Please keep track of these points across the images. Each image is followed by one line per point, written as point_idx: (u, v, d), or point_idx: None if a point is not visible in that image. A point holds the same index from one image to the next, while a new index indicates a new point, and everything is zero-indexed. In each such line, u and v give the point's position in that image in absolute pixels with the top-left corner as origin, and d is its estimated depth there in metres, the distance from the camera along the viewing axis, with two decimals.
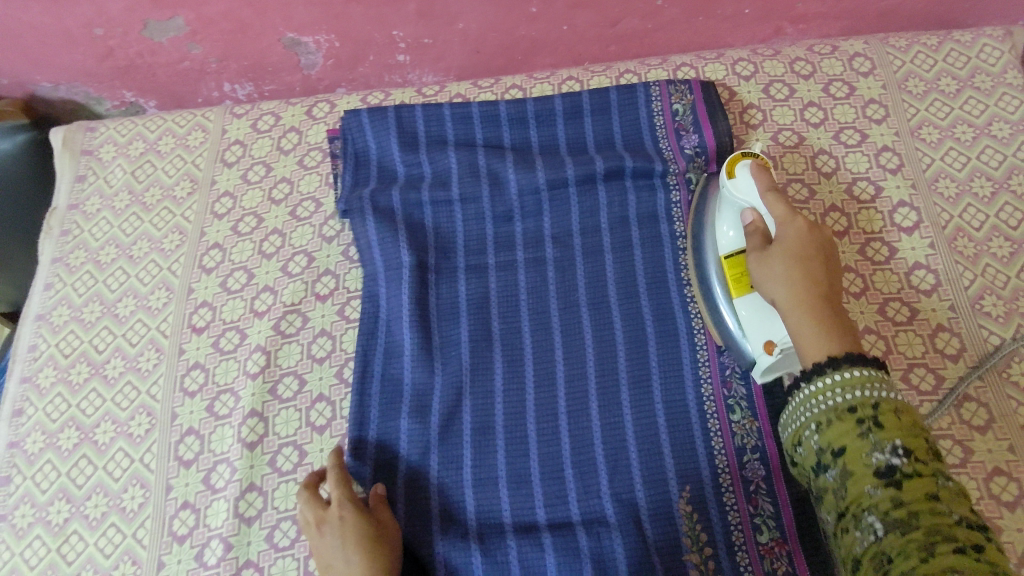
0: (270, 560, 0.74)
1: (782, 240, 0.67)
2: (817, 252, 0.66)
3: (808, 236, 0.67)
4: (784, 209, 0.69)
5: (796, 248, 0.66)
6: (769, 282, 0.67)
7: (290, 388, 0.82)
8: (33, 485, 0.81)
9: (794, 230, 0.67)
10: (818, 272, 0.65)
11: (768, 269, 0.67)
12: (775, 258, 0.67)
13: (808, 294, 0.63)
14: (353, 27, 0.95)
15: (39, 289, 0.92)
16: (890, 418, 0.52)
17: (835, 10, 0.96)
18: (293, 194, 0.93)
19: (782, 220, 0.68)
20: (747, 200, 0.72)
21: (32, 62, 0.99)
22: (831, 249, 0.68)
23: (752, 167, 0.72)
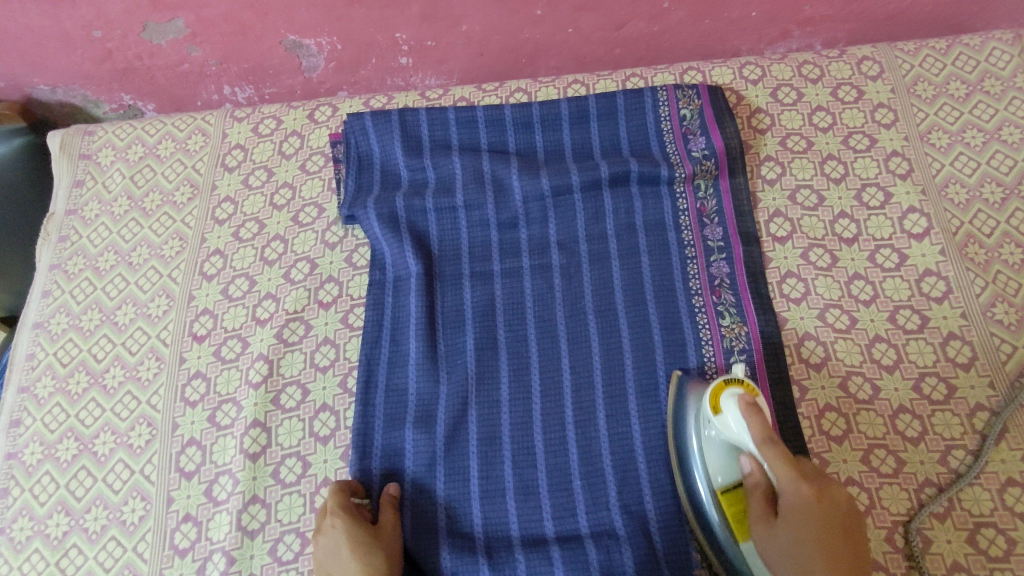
0: (273, 574, 0.72)
1: (787, 523, 0.59)
2: (833, 521, 0.58)
3: (827, 525, 0.57)
4: (785, 466, 0.60)
5: (805, 521, 0.57)
6: (777, 557, 0.59)
7: (293, 398, 0.80)
8: (31, 497, 0.79)
9: (799, 505, 0.58)
10: (842, 554, 0.56)
11: (776, 546, 0.59)
12: (783, 532, 0.59)
13: (828, 562, 0.56)
14: (355, 30, 0.93)
15: (37, 296, 0.91)
16: None
17: (843, 13, 0.95)
18: (295, 200, 0.92)
19: (784, 487, 0.60)
20: (743, 443, 0.64)
21: (28, 65, 0.98)
22: (848, 516, 0.59)
23: (739, 399, 0.64)
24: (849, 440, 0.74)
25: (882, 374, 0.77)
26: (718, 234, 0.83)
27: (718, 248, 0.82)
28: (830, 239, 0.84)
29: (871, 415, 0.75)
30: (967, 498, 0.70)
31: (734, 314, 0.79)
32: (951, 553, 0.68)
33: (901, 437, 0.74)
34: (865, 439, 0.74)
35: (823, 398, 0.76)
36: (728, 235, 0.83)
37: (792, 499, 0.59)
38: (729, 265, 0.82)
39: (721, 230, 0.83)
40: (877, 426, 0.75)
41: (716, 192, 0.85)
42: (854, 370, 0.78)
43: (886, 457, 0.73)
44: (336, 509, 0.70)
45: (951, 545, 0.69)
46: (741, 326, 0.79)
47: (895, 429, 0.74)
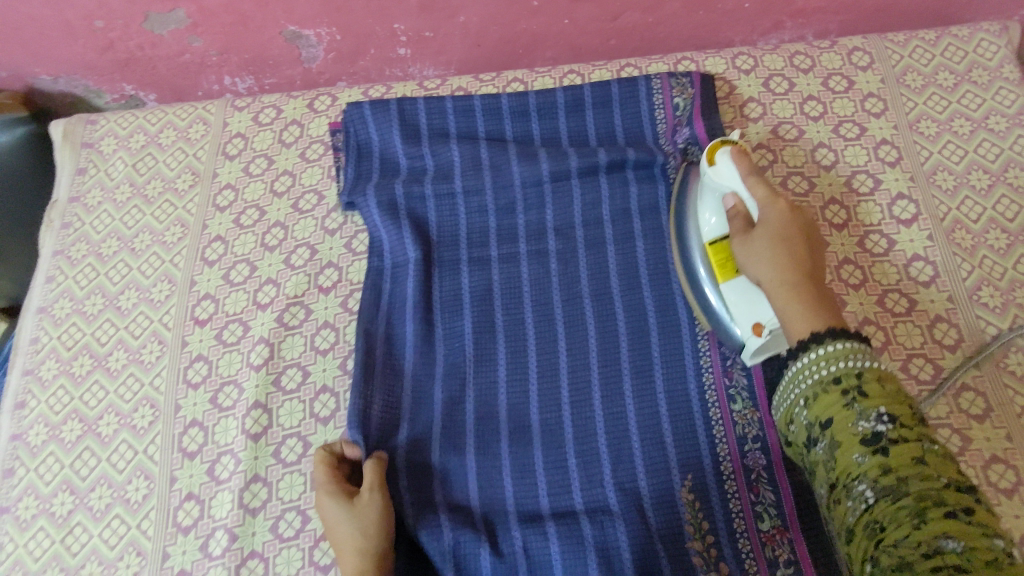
0: (275, 551, 0.74)
1: (762, 227, 0.67)
2: (800, 235, 0.67)
3: (795, 236, 0.66)
4: (766, 192, 0.69)
5: (781, 229, 0.67)
6: (754, 261, 0.67)
7: (293, 379, 0.82)
8: (36, 477, 0.81)
9: (776, 213, 0.68)
10: (803, 249, 0.66)
11: (752, 251, 0.67)
12: (760, 239, 0.67)
13: (794, 263, 0.65)
14: (354, 21, 0.95)
15: (41, 282, 0.92)
16: (874, 386, 0.53)
17: (834, 5, 0.96)
18: (295, 187, 0.93)
19: (764, 202, 0.69)
20: (730, 187, 0.72)
21: (31, 55, 0.99)
22: (815, 241, 0.69)
23: (730, 149, 0.73)
24: None
25: (871, 355, 0.79)
26: None
27: None
28: (821, 225, 0.86)
29: None
30: None
31: None
32: None
33: None
34: None
35: None
36: None
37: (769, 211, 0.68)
38: None
39: None
40: None
41: None
42: None
43: None
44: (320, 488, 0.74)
45: None
46: None
47: None
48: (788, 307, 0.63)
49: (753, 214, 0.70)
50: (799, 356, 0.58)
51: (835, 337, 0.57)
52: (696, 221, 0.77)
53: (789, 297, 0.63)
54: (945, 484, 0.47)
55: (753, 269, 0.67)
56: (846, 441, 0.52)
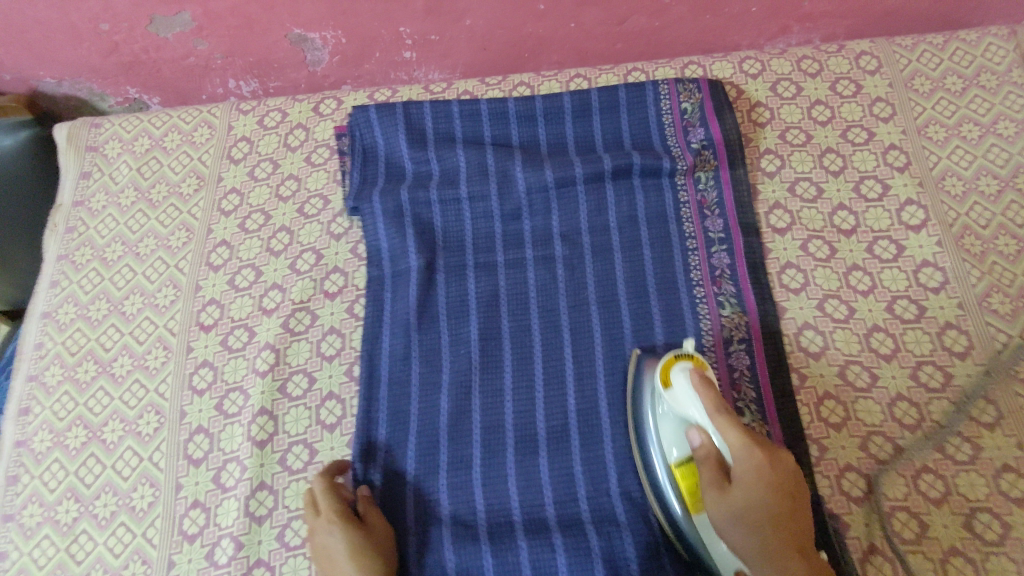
0: (281, 559, 0.74)
1: (742, 494, 0.62)
2: (780, 510, 0.61)
3: (780, 500, 0.61)
4: (740, 436, 0.63)
5: (756, 490, 0.61)
6: (732, 536, 0.62)
7: (299, 386, 0.81)
8: (41, 484, 0.80)
9: (751, 470, 0.62)
10: (789, 515, 0.62)
11: (729, 516, 0.62)
12: (739, 509, 0.61)
13: (780, 548, 0.60)
14: (360, 24, 0.94)
15: (45, 287, 0.92)
16: None
17: (841, 9, 0.96)
18: (300, 192, 0.93)
19: (740, 460, 0.62)
20: (698, 418, 0.66)
21: (35, 58, 0.98)
22: (792, 473, 0.64)
23: (690, 375, 0.67)
24: (847, 427, 0.76)
25: (880, 363, 0.78)
26: (719, 226, 0.85)
27: (719, 239, 0.84)
28: (829, 231, 0.86)
29: (868, 403, 0.77)
30: (963, 483, 0.72)
31: (734, 304, 0.81)
32: (947, 538, 0.70)
33: (898, 424, 0.75)
34: (863, 426, 0.76)
35: (822, 385, 0.78)
36: (728, 226, 0.85)
37: (747, 475, 0.62)
38: (729, 256, 0.83)
39: (722, 222, 0.85)
40: (875, 414, 0.76)
41: (717, 183, 0.87)
42: (852, 359, 0.79)
43: (883, 444, 0.75)
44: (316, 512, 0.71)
45: (947, 529, 0.70)
46: (741, 316, 0.80)
47: (892, 416, 0.76)
48: None
49: (726, 463, 0.64)
50: None
51: None
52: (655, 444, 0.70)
53: None
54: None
55: (732, 548, 0.63)
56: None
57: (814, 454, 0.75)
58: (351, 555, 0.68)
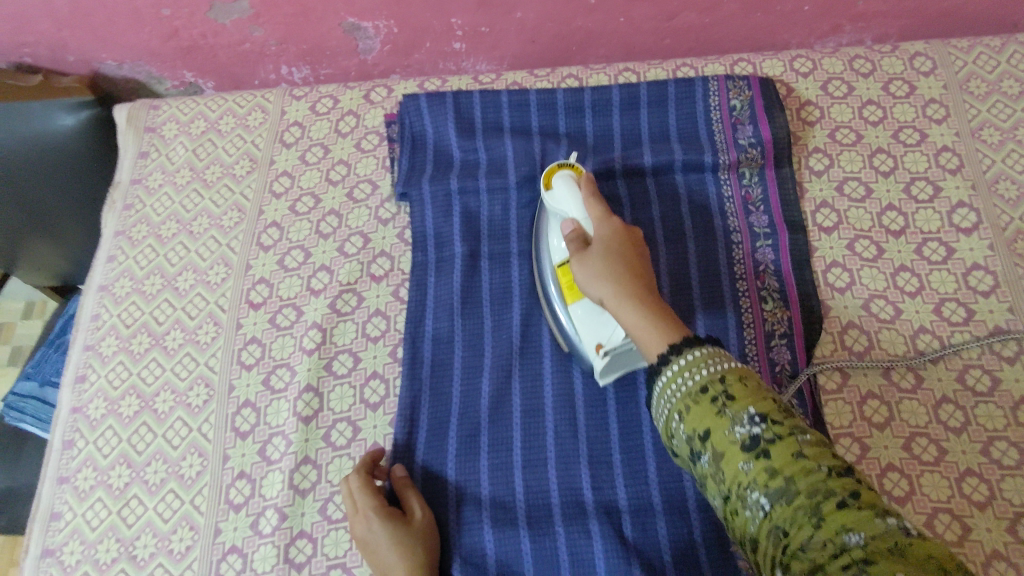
0: (323, 532, 0.75)
1: (599, 247, 0.68)
2: (633, 252, 0.69)
3: (628, 252, 0.68)
4: (600, 211, 0.71)
5: (612, 243, 0.69)
6: (590, 280, 0.68)
7: (344, 365, 0.83)
8: (95, 449, 0.83)
9: (608, 233, 0.70)
10: (637, 262, 0.68)
11: (595, 260, 0.68)
12: (595, 258, 0.68)
13: (630, 279, 0.66)
14: (413, 14, 0.96)
15: (102, 261, 0.95)
16: (735, 383, 0.54)
17: (895, 9, 0.95)
18: (350, 176, 0.95)
19: (598, 223, 0.71)
20: (573, 214, 0.73)
21: (99, 41, 1.01)
22: (642, 248, 0.71)
23: (566, 176, 0.75)
24: (891, 427, 0.75)
25: (926, 364, 0.78)
26: (764, 222, 0.85)
27: (764, 234, 0.85)
28: (877, 231, 0.85)
29: (913, 403, 0.76)
30: (1008, 488, 0.71)
31: (777, 299, 0.81)
32: (991, 542, 0.69)
33: (943, 426, 0.74)
34: (907, 427, 0.75)
35: (865, 385, 0.77)
36: (773, 222, 0.85)
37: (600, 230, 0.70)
38: (774, 252, 0.84)
39: (767, 218, 0.85)
40: (919, 415, 0.75)
41: (762, 180, 0.87)
42: (897, 360, 0.78)
43: (928, 445, 0.74)
44: (352, 507, 0.73)
45: (991, 533, 0.69)
46: (783, 311, 0.81)
47: (937, 418, 0.75)
48: (637, 326, 0.63)
49: (590, 235, 0.71)
50: (661, 372, 0.58)
51: (693, 346, 0.58)
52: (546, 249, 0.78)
53: (636, 318, 0.63)
54: (826, 473, 0.47)
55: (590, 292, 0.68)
56: (719, 423, 0.52)
57: (856, 452, 0.74)
58: (393, 549, 0.69)
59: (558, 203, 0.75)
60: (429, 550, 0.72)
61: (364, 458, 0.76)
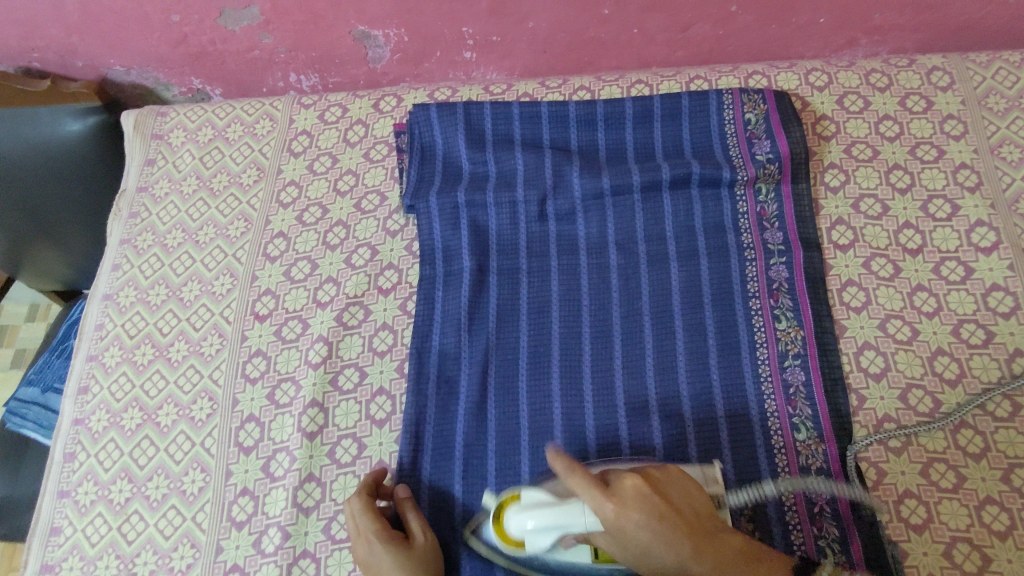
0: (327, 551, 0.74)
1: (636, 535, 0.54)
2: (652, 499, 0.56)
3: (645, 493, 0.56)
4: (599, 501, 0.55)
5: (639, 517, 0.54)
6: (649, 571, 0.55)
7: (350, 380, 0.82)
8: (96, 463, 0.82)
9: (628, 517, 0.54)
10: (660, 508, 0.55)
11: (630, 522, 0.54)
12: (640, 546, 0.54)
13: (683, 542, 0.54)
14: (423, 23, 0.95)
15: (107, 270, 0.94)
16: None
17: (913, 23, 0.94)
18: (358, 187, 0.94)
19: (617, 528, 0.54)
20: (576, 528, 0.61)
21: (107, 47, 1.00)
22: (637, 474, 0.58)
23: (521, 504, 0.66)
24: (909, 452, 0.73)
25: (944, 388, 0.76)
26: (779, 238, 0.84)
27: (778, 251, 0.83)
28: (894, 249, 0.83)
29: (931, 428, 0.74)
30: None
31: (790, 319, 0.80)
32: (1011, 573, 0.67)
33: (962, 452, 0.72)
34: (925, 452, 0.73)
35: (882, 408, 0.76)
36: (788, 239, 0.83)
37: (617, 524, 0.54)
38: (788, 269, 0.82)
39: (782, 235, 0.84)
40: (937, 439, 0.73)
41: (778, 196, 0.85)
42: (914, 382, 0.76)
43: (946, 471, 0.72)
44: (355, 532, 0.71)
45: (1011, 565, 0.67)
46: (797, 330, 0.79)
47: (956, 444, 0.73)
48: None
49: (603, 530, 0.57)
50: None
51: None
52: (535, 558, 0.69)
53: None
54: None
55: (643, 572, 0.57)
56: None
57: (871, 477, 0.73)
58: (398, 569, 0.67)
59: (543, 515, 0.62)
60: (434, 572, 0.69)
61: (366, 478, 0.75)
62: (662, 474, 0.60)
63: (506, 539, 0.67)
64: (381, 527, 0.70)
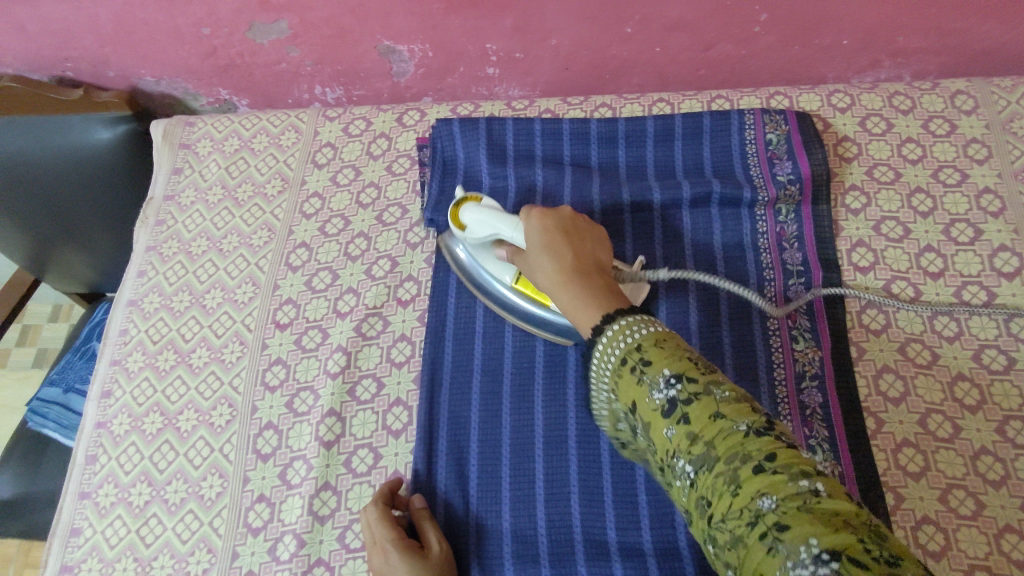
0: (341, 561, 0.74)
1: (535, 235, 0.69)
2: (561, 228, 0.68)
3: (559, 228, 0.68)
4: (528, 215, 0.72)
5: (544, 229, 0.68)
6: (534, 264, 0.68)
7: (368, 390, 0.83)
8: (117, 466, 0.83)
9: (535, 226, 0.69)
10: (567, 234, 0.68)
11: (534, 247, 0.68)
12: (535, 245, 0.68)
13: (561, 254, 0.65)
14: (449, 39, 0.96)
15: (132, 276, 0.96)
16: (650, 347, 0.52)
17: (936, 46, 0.93)
18: (380, 199, 0.95)
19: (530, 224, 0.70)
20: (506, 234, 0.75)
21: (139, 58, 1.03)
22: (577, 218, 0.70)
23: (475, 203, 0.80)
24: (927, 478, 0.72)
25: (964, 414, 0.75)
26: (798, 259, 0.84)
27: (797, 272, 0.83)
28: (915, 272, 0.83)
29: (950, 453, 0.73)
30: None
31: (808, 339, 0.80)
32: None
33: (981, 479, 0.72)
34: (943, 478, 0.72)
35: (900, 432, 0.75)
36: (807, 260, 0.84)
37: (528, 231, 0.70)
38: (807, 290, 0.82)
39: (801, 255, 0.84)
40: (956, 466, 0.73)
41: (798, 217, 0.86)
42: (934, 408, 0.76)
43: (964, 498, 0.71)
44: (371, 539, 0.72)
45: None
46: (815, 351, 0.79)
47: (975, 470, 0.72)
48: (567, 302, 0.62)
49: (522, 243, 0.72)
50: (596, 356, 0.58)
51: (622, 313, 0.56)
52: (491, 275, 0.83)
53: (569, 289, 0.62)
54: (744, 433, 0.45)
55: (534, 275, 0.69)
56: (641, 393, 0.51)
57: (890, 501, 0.72)
58: None
59: (487, 214, 0.78)
60: None
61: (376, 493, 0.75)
62: (589, 224, 0.70)
63: (455, 224, 0.82)
64: (395, 534, 0.71)
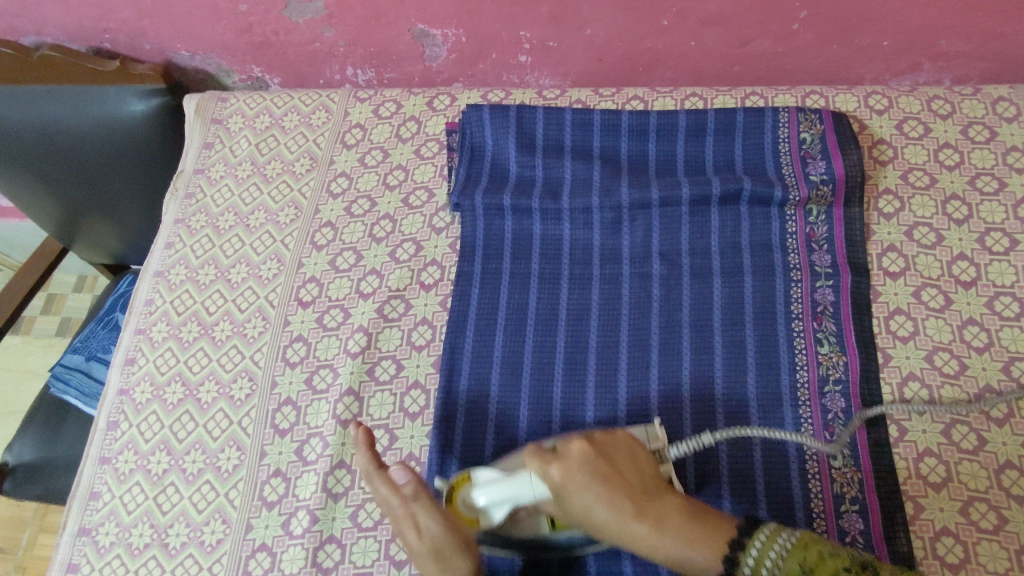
0: (353, 539, 0.75)
1: (582, 475, 0.63)
2: (608, 471, 0.64)
3: (590, 456, 0.64)
4: (555, 465, 0.64)
5: (593, 475, 0.63)
6: (596, 519, 0.63)
7: (387, 371, 0.83)
8: (137, 433, 0.84)
9: (585, 496, 0.63)
10: (618, 472, 0.64)
11: (578, 488, 0.63)
12: (584, 482, 0.63)
13: (637, 503, 0.62)
14: (483, 25, 0.96)
15: (160, 247, 0.97)
16: (813, 560, 0.57)
17: (979, 51, 0.91)
18: (407, 182, 0.95)
19: (566, 495, 0.64)
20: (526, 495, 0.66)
21: (176, 32, 1.04)
22: (601, 440, 0.67)
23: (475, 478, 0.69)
24: (948, 489, 0.71)
25: (990, 426, 0.74)
26: (827, 261, 0.82)
27: (825, 274, 0.82)
28: (946, 280, 0.81)
29: (973, 466, 0.72)
30: None
31: (833, 344, 0.78)
32: None
33: (1005, 493, 0.70)
34: (965, 490, 0.71)
35: (923, 441, 0.74)
36: (836, 262, 0.82)
37: (559, 483, 0.63)
38: (835, 292, 0.81)
39: (830, 258, 0.83)
40: (979, 478, 0.71)
41: (828, 219, 0.84)
42: (959, 419, 0.74)
43: (986, 512, 0.70)
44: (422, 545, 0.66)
45: None
46: (840, 356, 0.78)
47: (999, 484, 0.71)
48: (676, 556, 0.61)
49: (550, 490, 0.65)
50: None
51: (755, 540, 0.60)
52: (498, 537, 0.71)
53: (664, 543, 0.61)
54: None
55: (593, 524, 0.63)
56: None
57: (908, 511, 0.71)
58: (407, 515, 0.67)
59: (495, 489, 0.66)
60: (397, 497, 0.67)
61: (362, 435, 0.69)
62: (608, 440, 0.67)
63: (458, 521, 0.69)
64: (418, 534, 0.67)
